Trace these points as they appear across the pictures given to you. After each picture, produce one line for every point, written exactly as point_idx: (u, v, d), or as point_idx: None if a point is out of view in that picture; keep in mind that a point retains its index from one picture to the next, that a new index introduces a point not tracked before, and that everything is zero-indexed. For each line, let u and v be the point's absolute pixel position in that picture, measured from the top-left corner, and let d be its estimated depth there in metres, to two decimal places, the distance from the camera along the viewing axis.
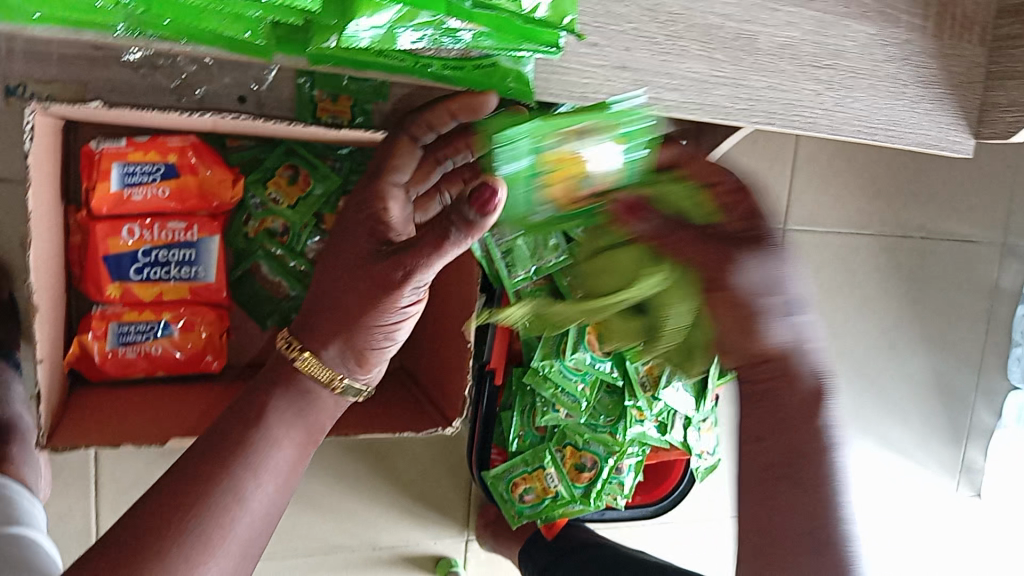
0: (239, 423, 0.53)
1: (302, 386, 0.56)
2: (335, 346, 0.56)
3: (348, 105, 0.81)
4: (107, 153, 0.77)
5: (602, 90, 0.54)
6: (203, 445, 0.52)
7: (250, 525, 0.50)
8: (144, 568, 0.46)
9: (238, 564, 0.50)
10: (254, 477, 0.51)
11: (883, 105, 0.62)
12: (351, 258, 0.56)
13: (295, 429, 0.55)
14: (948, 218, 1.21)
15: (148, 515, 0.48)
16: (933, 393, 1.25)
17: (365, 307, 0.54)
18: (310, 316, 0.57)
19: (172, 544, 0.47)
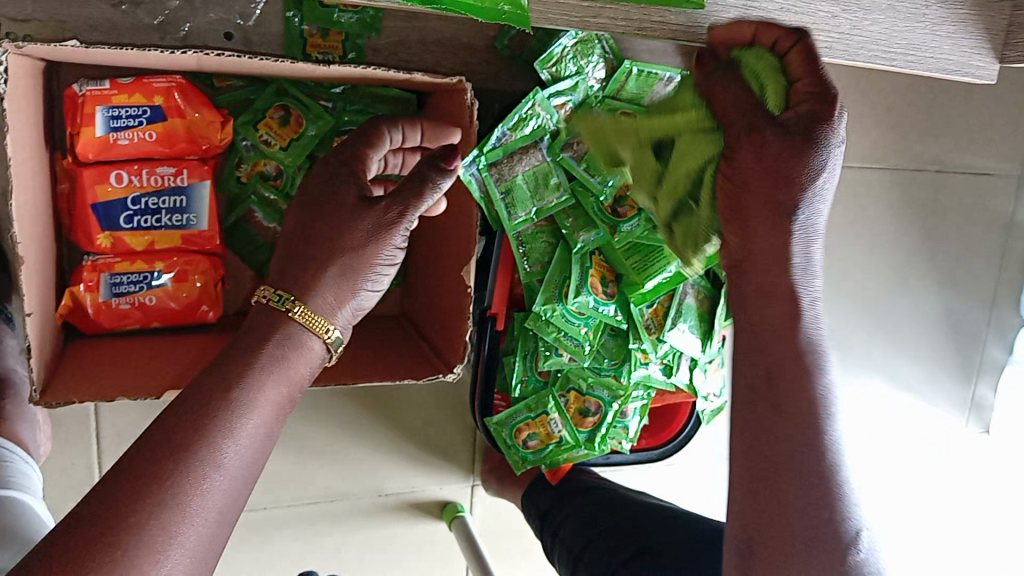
0: (218, 386, 0.51)
1: (295, 339, 0.56)
2: (329, 287, 0.59)
3: (339, 40, 0.78)
4: (91, 95, 0.75)
5: (603, 14, 0.51)
6: (180, 410, 0.49)
7: (226, 492, 0.49)
8: (121, 529, 0.44)
9: (215, 530, 0.48)
10: (230, 441, 0.49)
11: (900, 28, 0.58)
12: (338, 209, 0.62)
13: (276, 392, 0.54)
14: (964, 150, 1.17)
15: (126, 477, 0.46)
16: (944, 331, 1.23)
17: (367, 243, 0.61)
18: (294, 262, 0.60)
19: (150, 511, 0.45)
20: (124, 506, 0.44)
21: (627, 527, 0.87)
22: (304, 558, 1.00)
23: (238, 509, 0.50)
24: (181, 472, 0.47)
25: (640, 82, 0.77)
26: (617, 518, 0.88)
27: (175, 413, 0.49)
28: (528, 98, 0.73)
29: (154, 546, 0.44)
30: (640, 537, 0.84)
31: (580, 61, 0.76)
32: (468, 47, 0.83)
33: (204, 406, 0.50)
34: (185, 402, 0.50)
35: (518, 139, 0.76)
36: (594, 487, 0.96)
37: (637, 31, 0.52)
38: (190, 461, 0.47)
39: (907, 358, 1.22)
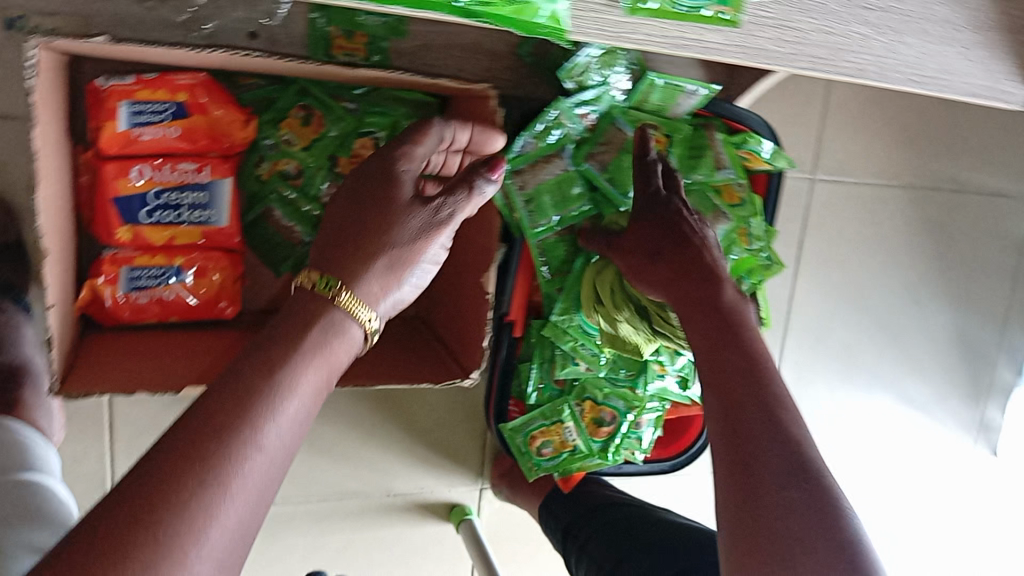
0: (260, 368, 0.51)
1: (337, 324, 0.56)
2: (377, 278, 0.59)
3: (363, 43, 0.78)
4: (115, 90, 0.75)
5: (641, 29, 0.51)
6: (223, 391, 0.49)
7: (265, 474, 0.48)
8: (157, 513, 0.43)
9: (253, 513, 0.47)
10: (272, 422, 0.49)
11: (933, 51, 0.58)
12: (391, 199, 0.61)
13: (316, 376, 0.53)
14: (981, 169, 1.16)
15: (167, 457, 0.46)
16: (954, 350, 1.23)
17: (415, 238, 0.61)
18: (342, 248, 0.59)
19: (193, 491, 0.45)
20: (166, 486, 0.44)
21: (652, 546, 0.85)
22: (311, 556, 1.00)
23: (275, 492, 0.50)
24: (224, 453, 0.46)
25: (665, 94, 0.77)
26: (652, 540, 0.86)
27: (216, 395, 0.49)
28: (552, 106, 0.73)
29: (195, 529, 0.44)
30: (680, 563, 0.81)
31: (604, 72, 0.76)
32: (492, 53, 0.83)
33: (245, 388, 0.49)
34: (228, 384, 0.50)
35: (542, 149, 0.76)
36: (618, 503, 0.95)
37: (673, 48, 0.52)
38: (231, 443, 0.47)
39: (916, 376, 1.22)
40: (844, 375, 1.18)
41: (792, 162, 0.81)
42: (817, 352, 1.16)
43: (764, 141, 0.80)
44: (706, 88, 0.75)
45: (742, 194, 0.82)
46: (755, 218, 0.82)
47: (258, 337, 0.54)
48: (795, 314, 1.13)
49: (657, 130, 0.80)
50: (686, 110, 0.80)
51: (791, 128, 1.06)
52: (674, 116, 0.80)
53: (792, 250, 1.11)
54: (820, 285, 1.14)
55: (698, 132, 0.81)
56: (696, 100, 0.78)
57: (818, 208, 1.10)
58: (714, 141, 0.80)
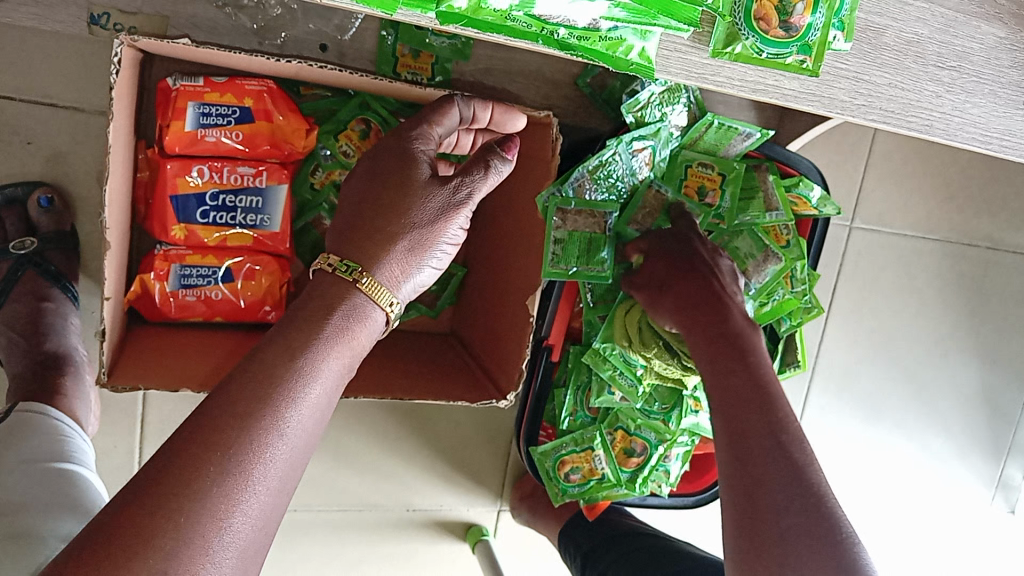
0: (281, 355, 0.52)
1: (353, 307, 0.57)
2: (397, 261, 0.60)
3: (428, 62, 0.80)
4: (184, 90, 0.76)
5: (722, 71, 0.53)
6: (243, 375, 0.51)
7: (286, 459, 0.49)
8: (187, 492, 0.44)
9: (276, 497, 0.49)
10: (292, 409, 0.50)
11: (1000, 113, 0.59)
12: (407, 179, 0.61)
13: (335, 364, 0.55)
14: (1018, 229, 1.17)
15: (189, 439, 0.47)
16: (978, 407, 1.23)
17: (434, 221, 0.61)
18: (358, 232, 0.60)
19: (215, 477, 0.46)
20: (191, 472, 0.45)
21: None
22: (326, 565, 1.01)
23: (297, 479, 0.51)
24: (244, 440, 0.48)
25: (720, 134, 0.78)
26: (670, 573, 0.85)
27: (240, 380, 0.50)
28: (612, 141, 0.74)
29: (217, 514, 0.45)
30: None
31: (664, 108, 0.78)
32: (552, 81, 0.85)
33: (267, 373, 0.51)
34: (251, 369, 0.51)
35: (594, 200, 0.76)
36: (635, 531, 0.95)
37: (751, 92, 0.54)
38: (253, 430, 0.48)
39: (938, 430, 1.22)
40: (866, 424, 1.18)
41: (840, 210, 0.82)
42: (840, 398, 1.16)
43: (815, 187, 0.81)
44: (761, 133, 0.77)
45: (788, 237, 0.83)
46: (802, 262, 0.82)
47: (278, 322, 0.56)
48: (821, 358, 1.13)
49: (711, 169, 0.80)
50: (738, 152, 0.81)
51: (832, 175, 1.07)
52: (726, 155, 0.81)
53: (824, 295, 1.11)
54: (849, 333, 1.14)
55: (750, 174, 0.82)
56: (750, 142, 0.79)
57: (854, 255, 1.11)
58: (766, 183, 0.81)
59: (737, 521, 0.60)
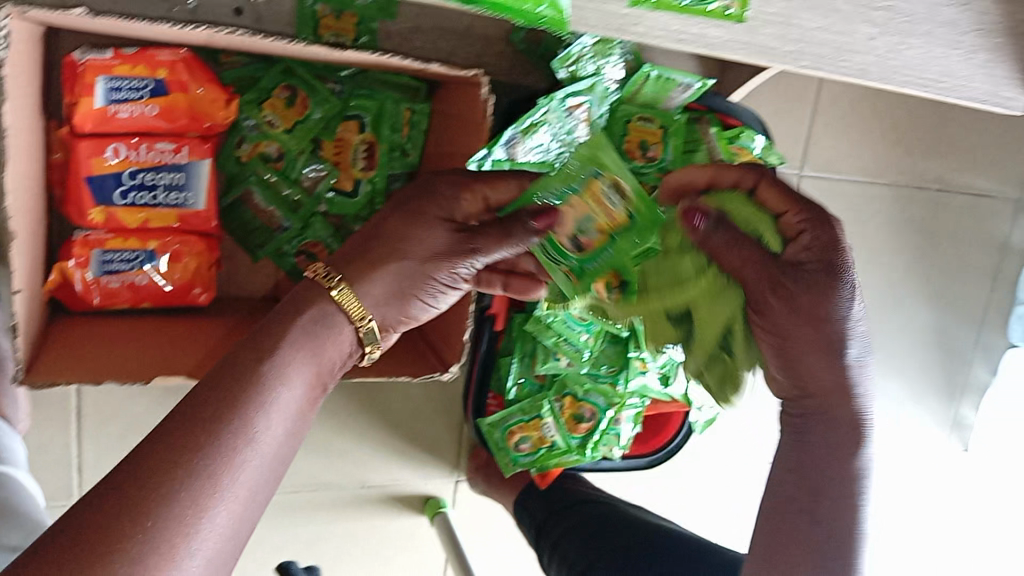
0: (250, 360, 0.50)
1: (323, 314, 0.55)
2: (382, 286, 0.57)
3: (352, 23, 0.76)
4: (93, 65, 0.72)
5: (643, 22, 0.50)
6: (213, 382, 0.48)
7: (259, 466, 0.47)
8: (147, 504, 0.42)
9: (246, 508, 0.47)
10: (262, 414, 0.48)
11: (936, 54, 0.57)
12: (420, 217, 0.59)
13: (306, 367, 0.52)
14: (966, 169, 1.16)
15: (154, 447, 0.45)
16: (932, 349, 1.23)
17: (428, 272, 0.59)
18: (353, 256, 0.57)
19: (180, 483, 0.44)
20: (154, 479, 0.43)
21: (631, 556, 0.84)
22: (283, 546, 0.99)
23: (269, 488, 0.49)
24: (211, 445, 0.45)
25: (658, 86, 0.77)
26: (628, 550, 0.85)
27: (205, 386, 0.48)
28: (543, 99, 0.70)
29: (183, 523, 0.43)
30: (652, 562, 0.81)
31: (598, 62, 0.75)
32: (484, 37, 0.81)
33: (234, 379, 0.49)
34: (216, 376, 0.49)
35: (535, 162, 0.71)
36: (593, 501, 0.95)
37: (676, 42, 0.51)
38: (219, 435, 0.46)
39: (894, 374, 1.22)
40: None
41: (783, 159, 0.81)
42: None
43: (756, 138, 0.79)
44: (700, 81, 0.77)
45: None
46: None
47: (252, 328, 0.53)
48: None
49: (651, 123, 0.75)
50: (679, 104, 0.79)
51: (779, 124, 1.05)
52: (666, 109, 0.78)
53: None
54: None
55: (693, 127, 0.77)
56: (690, 93, 0.78)
57: None
58: (709, 135, 0.77)
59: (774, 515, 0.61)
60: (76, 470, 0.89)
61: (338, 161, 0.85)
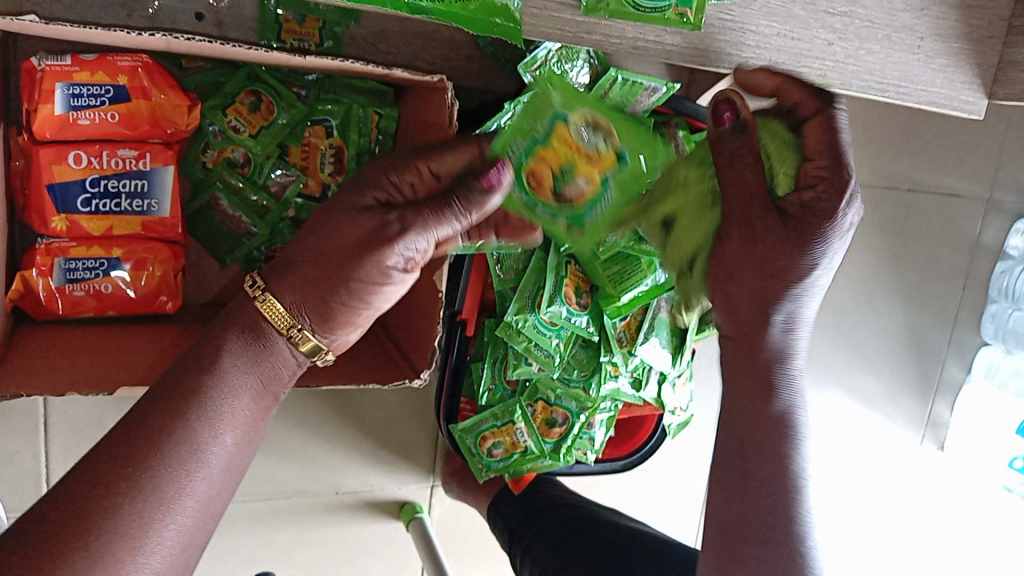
0: (193, 371, 0.52)
1: (256, 328, 0.55)
2: (296, 287, 0.55)
3: (316, 28, 0.75)
4: (51, 71, 0.71)
5: (598, 30, 0.51)
6: (159, 395, 0.50)
7: (204, 477, 0.50)
8: (98, 517, 0.45)
9: (197, 519, 0.49)
10: (207, 428, 0.50)
11: (895, 58, 0.58)
12: (347, 205, 0.56)
13: (251, 380, 0.54)
14: (936, 170, 1.17)
15: (101, 462, 0.47)
16: (904, 348, 1.24)
17: (353, 257, 0.55)
18: (287, 253, 0.57)
19: (128, 497, 0.46)
20: (102, 494, 0.46)
21: (605, 557, 0.83)
22: (257, 555, 0.98)
23: (223, 499, 0.52)
24: (155, 459, 0.48)
25: (625, 90, 0.76)
26: (602, 550, 0.84)
27: (149, 398, 0.50)
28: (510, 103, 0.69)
29: (133, 533, 0.46)
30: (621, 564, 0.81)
31: (563, 65, 0.75)
32: (450, 42, 0.81)
33: (178, 393, 0.50)
34: (160, 389, 0.51)
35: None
36: (565, 504, 0.95)
37: (632, 50, 0.52)
38: (165, 450, 0.48)
39: (864, 371, 1.24)
40: None
41: None
42: None
43: None
44: (667, 85, 0.76)
45: None
46: None
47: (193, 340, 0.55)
48: None
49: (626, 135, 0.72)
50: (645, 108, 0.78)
51: None
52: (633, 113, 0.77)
53: None
54: None
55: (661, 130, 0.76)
56: (656, 97, 0.77)
57: None
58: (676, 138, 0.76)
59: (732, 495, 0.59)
60: (44, 482, 0.88)
61: (306, 166, 0.85)
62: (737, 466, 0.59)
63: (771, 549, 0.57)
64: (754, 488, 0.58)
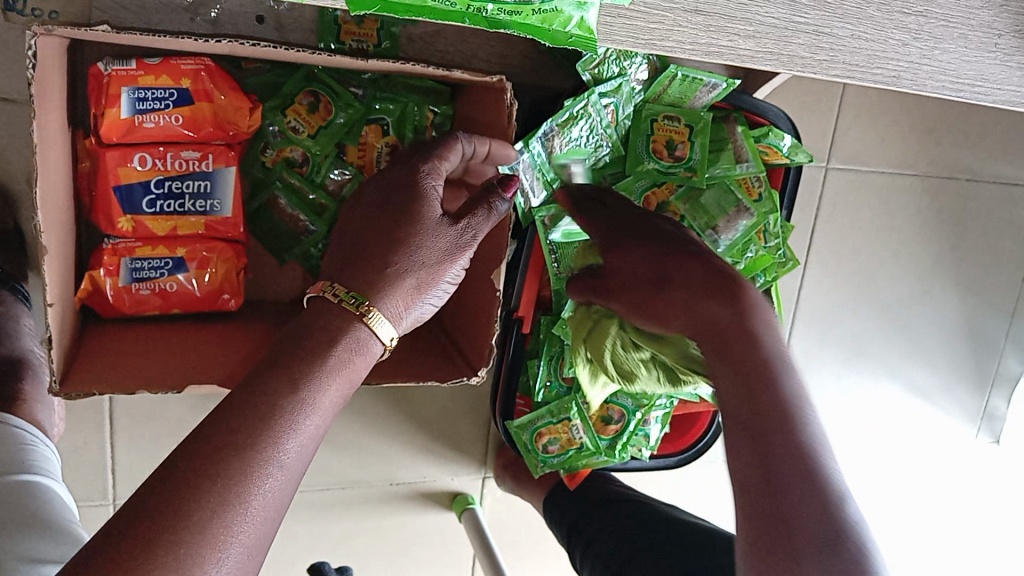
0: (282, 384, 0.51)
1: (357, 340, 0.56)
2: (399, 297, 0.58)
3: (373, 28, 0.75)
4: (116, 76, 0.71)
5: (671, 36, 0.50)
6: (243, 405, 0.49)
7: (282, 491, 0.48)
8: (171, 529, 0.43)
9: (266, 531, 0.48)
10: (289, 439, 0.49)
11: (971, 58, 0.57)
12: (418, 218, 0.60)
13: (334, 399, 0.53)
14: (998, 159, 1.14)
15: (184, 467, 0.46)
16: (963, 342, 1.22)
17: (442, 262, 0.60)
18: (359, 262, 0.58)
19: (212, 510, 0.45)
20: (185, 503, 0.44)
21: (676, 555, 0.83)
22: (313, 544, 1.00)
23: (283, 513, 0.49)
24: (240, 472, 0.46)
25: (683, 87, 0.76)
26: (675, 548, 0.84)
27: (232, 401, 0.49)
28: (582, 98, 0.71)
29: (215, 544, 0.44)
30: (685, 564, 0.81)
31: (623, 63, 0.74)
32: (507, 39, 0.80)
33: (263, 400, 0.49)
34: (240, 397, 0.50)
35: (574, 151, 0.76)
36: (623, 499, 0.96)
37: (704, 55, 0.51)
38: (250, 463, 0.47)
39: (922, 365, 1.21)
40: (851, 365, 1.17)
41: (813, 158, 0.80)
42: (825, 341, 1.14)
43: (785, 136, 0.80)
44: (726, 83, 0.74)
45: (760, 189, 0.82)
46: (773, 216, 0.82)
47: (273, 352, 0.54)
48: (803, 302, 1.11)
49: (677, 122, 0.78)
50: (704, 103, 0.78)
51: (805, 119, 1.03)
52: (693, 107, 0.78)
53: (803, 242, 1.08)
54: (828, 276, 1.11)
55: (718, 124, 0.80)
56: (715, 93, 0.76)
57: (831, 197, 1.08)
58: (735, 134, 0.80)
59: (751, 489, 0.58)
60: (111, 472, 0.90)
61: (362, 164, 0.85)
62: (762, 434, 0.60)
63: (818, 514, 0.55)
64: (771, 462, 0.59)
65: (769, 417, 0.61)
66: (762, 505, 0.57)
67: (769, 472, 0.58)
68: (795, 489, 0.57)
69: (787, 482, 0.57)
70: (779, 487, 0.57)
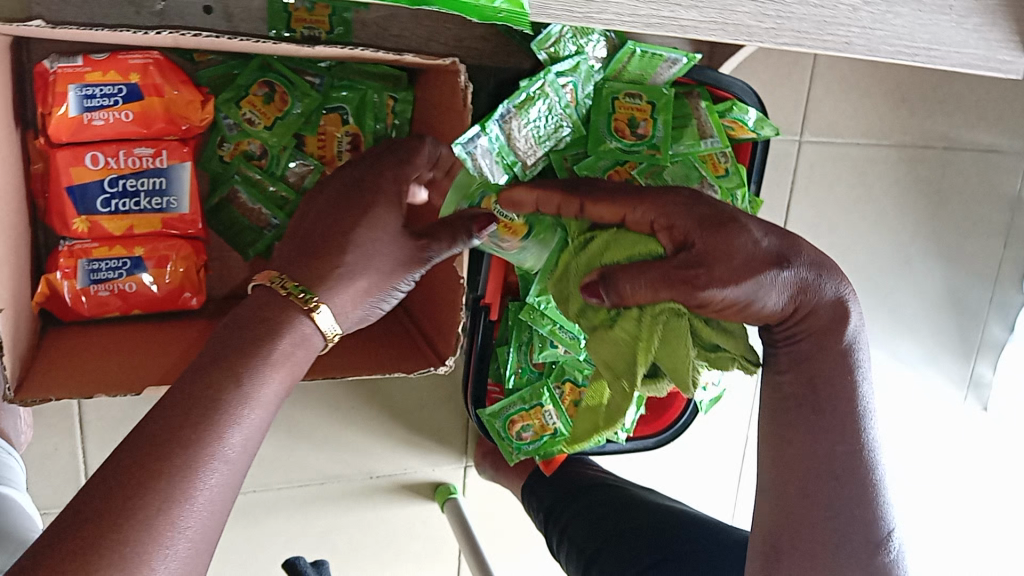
0: (222, 378, 0.49)
1: (301, 334, 0.54)
2: (348, 293, 0.57)
3: (325, 14, 0.73)
4: (63, 73, 0.70)
5: (609, 8, 0.48)
6: (185, 403, 0.48)
7: (227, 485, 0.47)
8: (112, 535, 0.42)
9: (213, 525, 0.46)
10: (232, 432, 0.48)
11: (925, 21, 0.56)
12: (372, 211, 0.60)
13: (279, 389, 0.52)
14: (975, 125, 1.13)
15: (122, 469, 0.45)
16: (946, 310, 1.21)
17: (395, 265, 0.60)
18: (309, 254, 0.57)
19: (153, 511, 0.44)
20: (126, 508, 0.43)
21: (654, 538, 0.83)
22: (295, 541, 0.99)
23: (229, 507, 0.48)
24: (183, 468, 0.45)
25: (642, 62, 0.75)
26: (653, 531, 0.84)
27: (170, 400, 0.48)
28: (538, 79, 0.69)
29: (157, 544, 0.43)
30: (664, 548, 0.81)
31: (580, 41, 0.73)
32: (463, 21, 0.79)
33: (203, 395, 0.48)
34: (179, 394, 0.48)
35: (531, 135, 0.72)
36: (602, 483, 0.95)
37: (645, 27, 0.49)
38: (193, 459, 0.46)
39: (907, 337, 1.20)
40: None
41: (779, 130, 0.81)
42: None
43: (750, 108, 0.80)
44: (687, 57, 0.74)
45: (727, 165, 0.79)
46: (742, 189, 0.79)
47: (214, 344, 0.52)
48: None
49: (639, 99, 0.75)
50: (666, 79, 0.77)
51: (777, 92, 1.01)
52: (653, 84, 0.77)
53: (780, 217, 1.07)
54: None
55: (681, 101, 0.79)
56: (677, 69, 0.75)
57: (807, 170, 1.06)
58: (698, 109, 0.79)
59: (779, 445, 0.67)
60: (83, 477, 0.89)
61: (323, 155, 0.83)
62: (807, 404, 0.65)
63: (836, 480, 0.65)
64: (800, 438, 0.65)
65: (811, 389, 0.64)
66: (790, 461, 0.66)
67: (794, 438, 0.65)
68: (823, 456, 0.65)
69: (818, 448, 0.65)
70: (802, 457, 0.65)
